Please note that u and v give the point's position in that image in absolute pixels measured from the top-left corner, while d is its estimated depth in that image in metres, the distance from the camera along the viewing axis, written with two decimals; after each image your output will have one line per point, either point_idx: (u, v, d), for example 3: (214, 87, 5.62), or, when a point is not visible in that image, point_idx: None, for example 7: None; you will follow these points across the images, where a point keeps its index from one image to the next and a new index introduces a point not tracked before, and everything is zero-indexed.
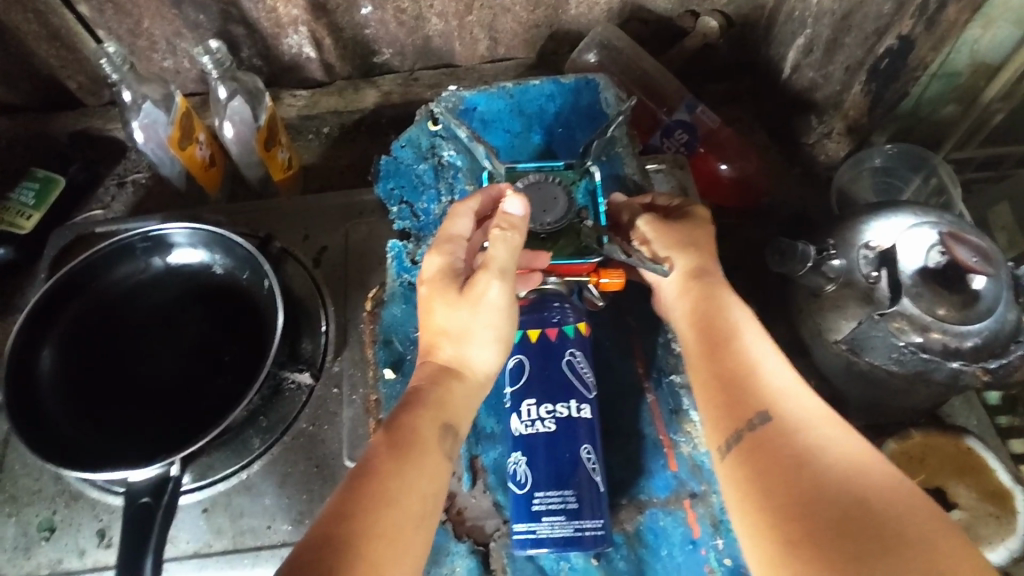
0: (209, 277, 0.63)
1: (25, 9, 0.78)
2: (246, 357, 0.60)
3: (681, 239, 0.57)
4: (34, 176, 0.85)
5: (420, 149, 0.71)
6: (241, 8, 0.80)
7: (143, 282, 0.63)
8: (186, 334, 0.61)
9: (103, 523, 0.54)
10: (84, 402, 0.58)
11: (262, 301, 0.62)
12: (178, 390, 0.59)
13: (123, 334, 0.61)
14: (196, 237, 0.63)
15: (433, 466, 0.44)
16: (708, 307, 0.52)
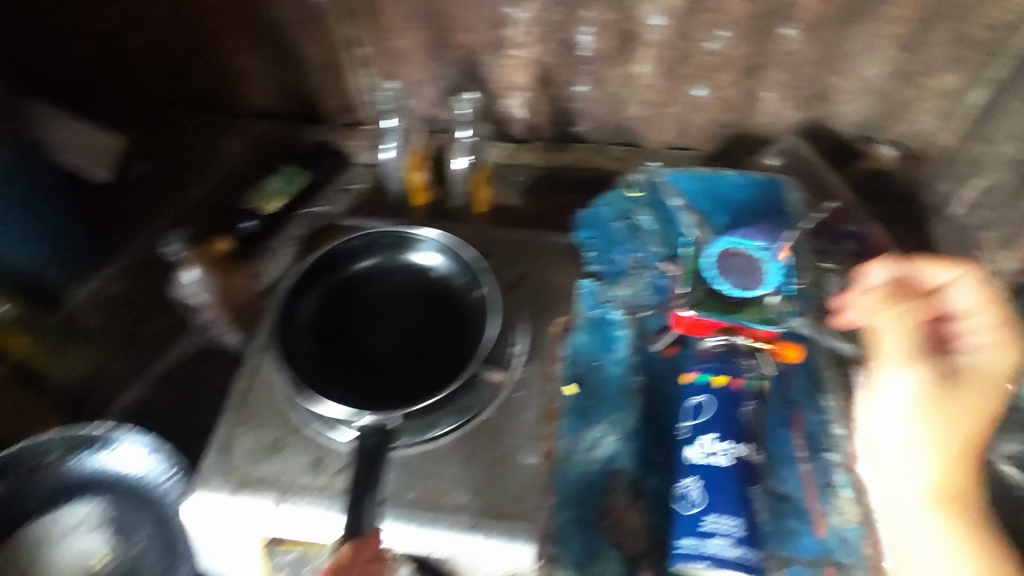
0: (430, 276, 0.76)
1: (319, 44, 0.99)
2: (454, 345, 0.71)
3: (964, 396, 0.57)
4: (286, 171, 1.05)
5: (618, 209, 0.81)
6: (481, 69, 0.98)
7: (376, 269, 0.76)
8: (404, 318, 0.73)
9: (319, 453, 0.66)
10: (321, 351, 0.70)
11: (470, 302, 0.73)
12: (391, 362, 0.70)
13: (358, 306, 0.74)
14: (430, 242, 0.76)
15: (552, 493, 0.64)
16: (955, 479, 0.55)
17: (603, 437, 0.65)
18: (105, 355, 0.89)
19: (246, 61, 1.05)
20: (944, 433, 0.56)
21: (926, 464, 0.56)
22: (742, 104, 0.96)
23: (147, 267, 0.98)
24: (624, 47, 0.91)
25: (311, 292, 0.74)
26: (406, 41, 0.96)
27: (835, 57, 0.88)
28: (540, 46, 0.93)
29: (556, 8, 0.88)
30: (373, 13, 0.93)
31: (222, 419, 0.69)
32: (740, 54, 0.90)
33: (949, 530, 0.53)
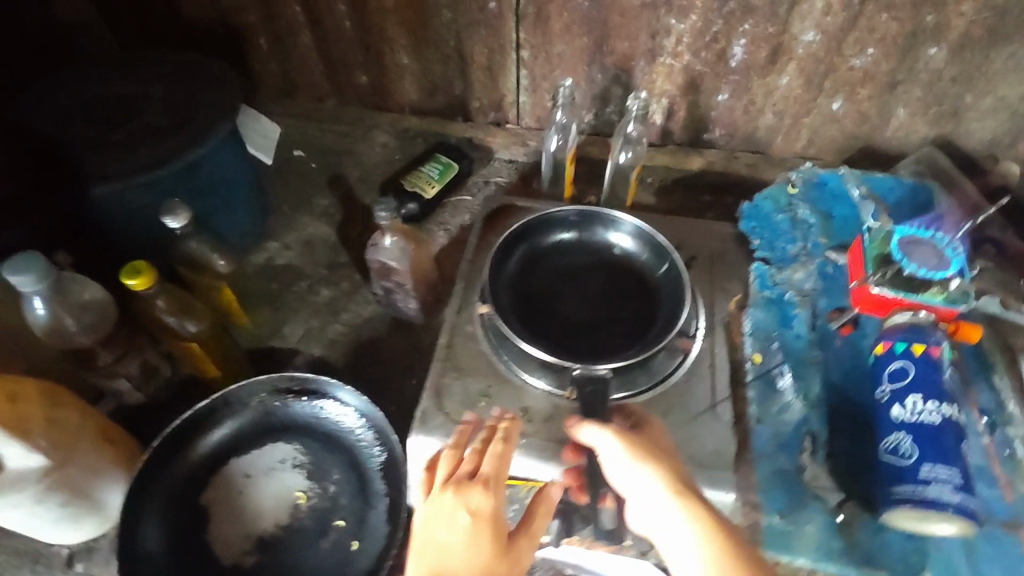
0: (613, 254, 0.83)
1: (484, 46, 1.08)
2: (641, 315, 0.78)
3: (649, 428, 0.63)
4: (439, 159, 1.12)
5: (779, 204, 0.88)
6: (631, 75, 1.07)
7: (563, 246, 0.84)
8: (594, 289, 0.81)
9: (525, 403, 0.72)
10: (524, 313, 0.78)
11: (655, 279, 0.81)
12: (589, 326, 0.77)
13: (548, 274, 0.82)
14: (613, 222, 0.84)
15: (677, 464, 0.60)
16: (683, 475, 0.59)
17: (792, 402, 0.70)
18: (285, 315, 0.97)
19: (406, 61, 1.14)
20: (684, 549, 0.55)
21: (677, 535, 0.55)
22: (876, 118, 1.03)
23: (315, 241, 1.06)
24: (774, 59, 0.99)
25: (513, 258, 0.82)
26: (567, 47, 1.05)
27: (975, 76, 0.95)
28: (693, 55, 1.01)
29: (717, 20, 0.96)
30: (543, 19, 1.02)
31: (432, 369, 0.75)
32: (884, 70, 0.97)
33: (699, 518, 0.56)
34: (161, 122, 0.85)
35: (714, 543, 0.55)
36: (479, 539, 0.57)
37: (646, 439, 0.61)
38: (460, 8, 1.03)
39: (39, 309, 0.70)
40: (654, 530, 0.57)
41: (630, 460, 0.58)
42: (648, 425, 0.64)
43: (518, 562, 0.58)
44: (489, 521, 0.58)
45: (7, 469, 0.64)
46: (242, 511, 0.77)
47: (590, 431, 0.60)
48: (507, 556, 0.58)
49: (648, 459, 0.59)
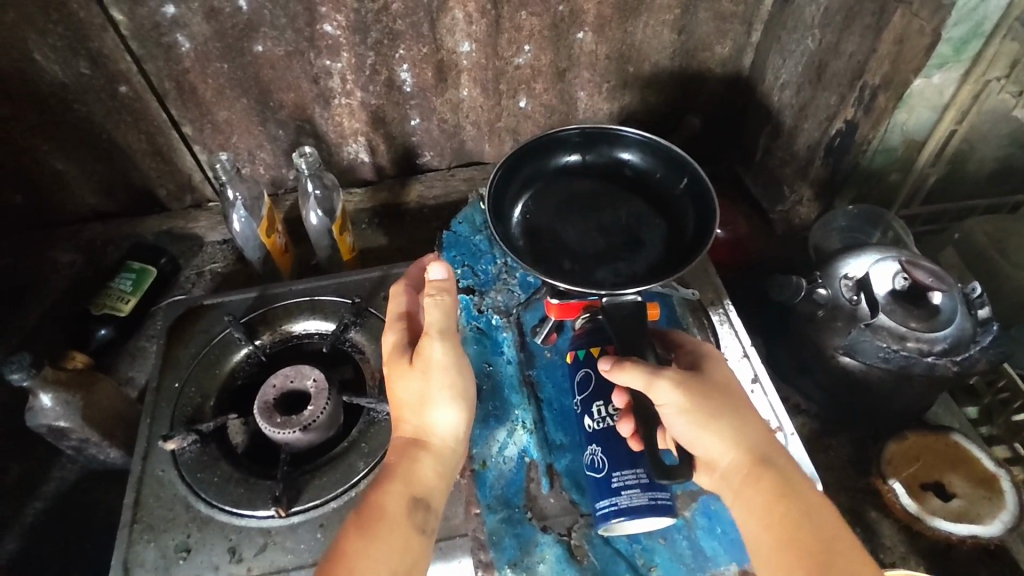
0: (622, 176, 0.73)
1: (139, 132, 0.96)
2: (665, 238, 0.68)
3: (718, 365, 0.60)
4: (130, 267, 0.97)
5: (475, 224, 0.86)
6: (314, 124, 1.00)
7: (571, 170, 0.74)
8: (621, 215, 0.70)
9: (234, 540, 0.63)
10: (533, 254, 0.66)
11: (673, 196, 0.71)
12: (602, 258, 0.67)
13: (609, 220, 0.70)
14: (636, 145, 0.73)
15: (400, 536, 0.55)
16: (751, 437, 0.56)
17: (512, 434, 0.68)
18: None
19: (61, 166, 0.99)
20: (742, 473, 0.55)
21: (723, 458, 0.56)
22: (563, 106, 1.06)
23: None
24: (443, 76, 0.97)
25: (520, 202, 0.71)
26: (232, 113, 0.96)
27: (628, 50, 0.99)
28: (364, 90, 0.96)
29: (368, 52, 0.91)
30: (188, 91, 0.92)
31: (119, 539, 0.64)
32: (548, 62, 0.98)
33: (765, 489, 0.54)
34: None
35: (780, 514, 0.53)
36: (390, 377, 0.62)
37: (710, 388, 0.57)
38: (88, 99, 0.90)
39: None
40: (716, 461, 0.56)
41: (694, 418, 0.56)
42: (711, 362, 0.60)
43: (429, 360, 0.60)
44: (393, 354, 0.62)
45: None
46: None
47: (641, 378, 0.55)
48: (415, 366, 0.61)
49: (711, 416, 0.56)
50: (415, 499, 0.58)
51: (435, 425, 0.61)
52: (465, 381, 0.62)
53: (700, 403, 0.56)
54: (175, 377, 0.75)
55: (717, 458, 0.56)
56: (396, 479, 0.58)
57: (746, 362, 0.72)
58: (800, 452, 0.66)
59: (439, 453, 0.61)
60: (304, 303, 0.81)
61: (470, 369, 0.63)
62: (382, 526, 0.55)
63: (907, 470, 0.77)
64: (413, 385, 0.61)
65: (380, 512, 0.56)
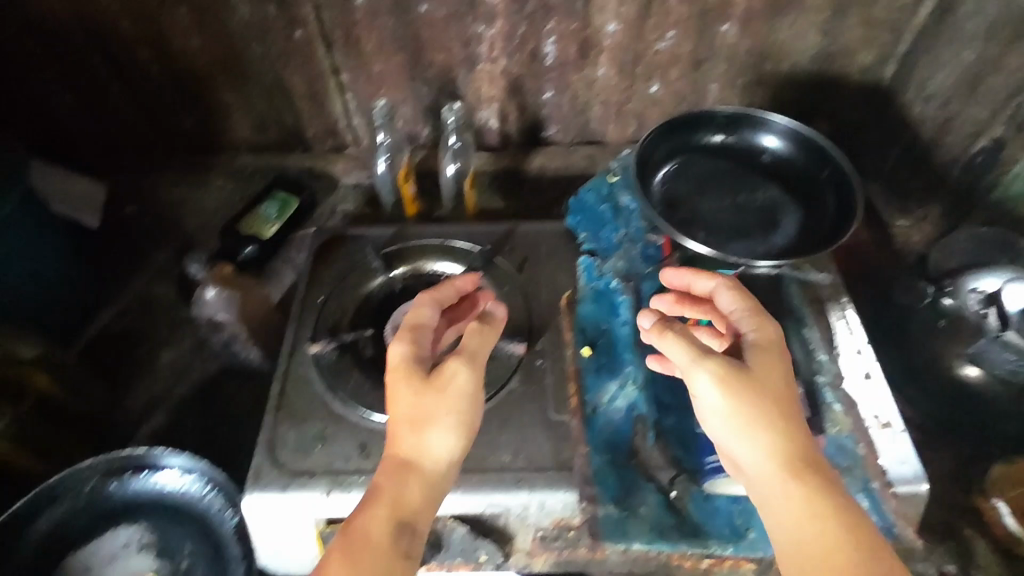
0: (760, 161, 0.76)
1: (303, 75, 1.05)
2: (800, 224, 0.71)
3: (767, 354, 0.59)
4: (275, 196, 1.09)
5: (602, 193, 0.90)
6: (456, 85, 1.07)
7: (711, 150, 0.77)
8: (757, 197, 0.73)
9: (364, 439, 0.70)
10: (671, 223, 0.70)
11: (810, 186, 0.74)
12: (736, 236, 0.70)
13: (745, 201, 0.73)
14: (778, 134, 0.76)
15: (386, 561, 0.54)
16: (796, 439, 0.57)
17: (622, 388, 0.72)
18: (121, 386, 0.92)
19: (229, 98, 1.10)
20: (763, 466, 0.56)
21: (750, 453, 0.57)
22: (694, 96, 1.08)
23: (155, 301, 1.01)
24: (584, 53, 1.01)
25: (662, 171, 0.75)
26: (386, 66, 1.03)
27: (770, 47, 1.00)
28: (509, 58, 1.02)
29: (521, 22, 0.97)
30: (353, 42, 1.00)
31: (266, 420, 0.72)
32: (688, 50, 1.01)
33: (800, 491, 0.55)
34: None
35: (814, 517, 0.53)
36: (396, 388, 0.61)
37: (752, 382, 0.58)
38: (266, 39, 1.00)
39: None
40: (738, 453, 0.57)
41: (733, 416, 0.57)
42: (769, 348, 0.60)
43: (450, 380, 0.61)
44: (402, 368, 0.61)
45: None
46: None
47: (682, 357, 0.59)
48: (433, 383, 0.60)
49: (749, 412, 0.56)
50: (399, 524, 0.56)
51: (432, 447, 0.59)
52: (469, 408, 0.61)
53: (738, 397, 0.57)
54: (319, 293, 0.83)
55: (743, 453, 0.57)
56: (384, 504, 0.56)
57: (860, 357, 0.73)
58: (907, 450, 0.67)
59: (432, 477, 0.59)
60: (436, 246, 0.87)
61: (478, 398, 0.61)
62: (367, 552, 0.54)
63: (1012, 491, 0.76)
64: (416, 405, 0.60)
65: (367, 536, 0.55)
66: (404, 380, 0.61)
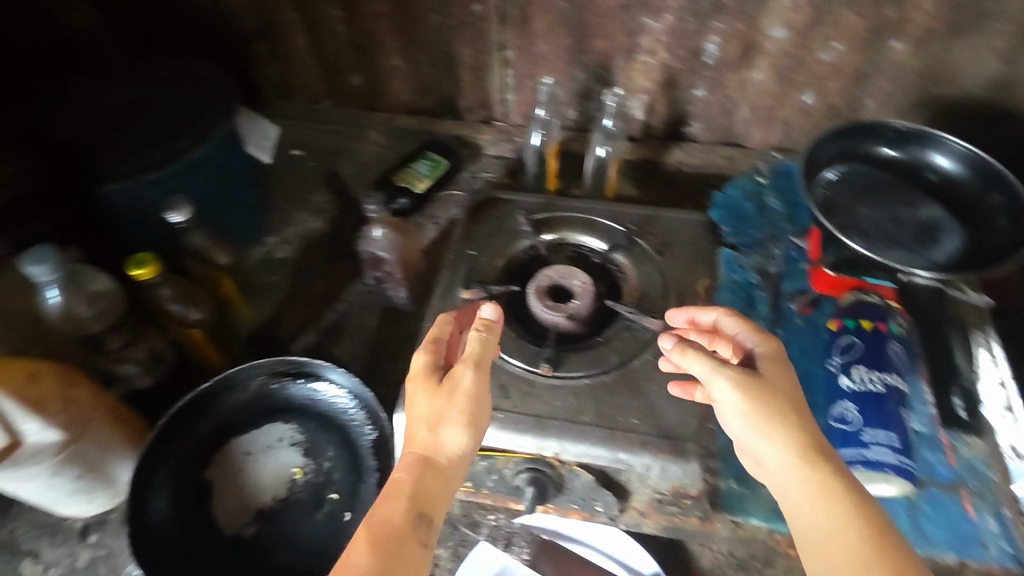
0: (925, 178, 0.77)
1: (471, 47, 1.13)
2: (960, 244, 0.72)
3: (780, 362, 0.62)
4: (429, 156, 1.17)
5: (747, 192, 0.94)
6: (611, 73, 1.11)
7: (876, 161, 0.79)
8: (917, 212, 0.75)
9: (504, 381, 0.76)
10: (831, 223, 0.73)
11: (975, 210, 0.75)
12: (894, 245, 0.72)
13: (904, 214, 0.75)
14: (951, 155, 0.76)
15: (409, 554, 0.58)
16: (814, 434, 0.58)
17: None
18: (279, 305, 1.03)
19: (399, 62, 1.20)
20: (787, 465, 0.57)
21: (774, 452, 0.58)
22: (847, 109, 1.08)
23: (313, 235, 1.12)
24: (746, 55, 1.03)
25: (831, 171, 0.78)
26: (550, 47, 1.10)
27: (940, 69, 0.98)
28: (669, 52, 1.05)
29: (690, 19, 1.00)
30: (525, 20, 1.07)
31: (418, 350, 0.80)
32: (852, 63, 1.01)
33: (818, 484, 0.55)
34: (164, 125, 0.88)
35: (837, 509, 0.54)
36: (414, 393, 0.66)
37: (770, 389, 0.59)
38: (446, 11, 1.08)
39: (53, 299, 0.75)
40: (763, 455, 0.59)
41: (753, 420, 0.58)
42: (780, 359, 0.62)
43: (457, 383, 0.65)
44: (421, 375, 0.66)
45: (24, 442, 0.68)
46: (243, 486, 0.83)
47: (701, 369, 0.61)
48: (444, 386, 0.65)
49: (770, 418, 0.58)
50: (419, 515, 0.60)
51: (448, 444, 0.63)
52: (479, 410, 0.65)
53: (759, 405, 0.59)
54: (471, 246, 0.91)
55: (768, 453, 0.58)
56: (405, 496, 0.60)
57: (1003, 389, 0.72)
58: None
59: (446, 473, 0.63)
60: (580, 219, 0.93)
61: (486, 400, 0.66)
62: (393, 542, 0.58)
63: None
64: (433, 410, 0.64)
65: (389, 526, 0.59)
66: (419, 382, 0.66)
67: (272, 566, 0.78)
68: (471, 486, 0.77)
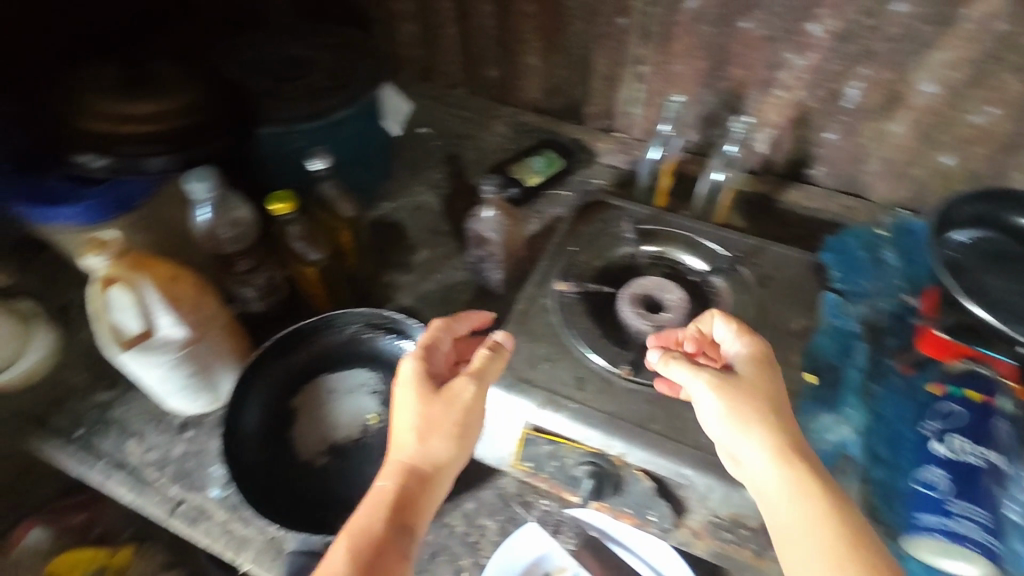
0: None
1: (607, 57, 1.17)
2: None
3: (761, 370, 0.69)
4: (546, 153, 1.23)
5: (865, 242, 0.91)
6: (742, 102, 1.11)
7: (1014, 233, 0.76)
8: None
9: (581, 374, 0.79)
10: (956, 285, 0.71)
11: None
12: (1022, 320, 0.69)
13: None
14: None
15: (395, 560, 0.64)
16: (788, 433, 0.65)
17: (839, 425, 0.73)
18: (383, 265, 1.10)
19: (535, 62, 1.25)
20: (763, 464, 0.63)
21: (755, 455, 0.64)
22: (992, 178, 1.02)
23: (424, 208, 1.19)
24: (889, 105, 1.00)
25: (963, 234, 0.76)
26: (685, 68, 1.11)
27: None
28: (807, 90, 1.04)
29: (836, 60, 0.99)
30: (667, 39, 1.09)
31: (507, 327, 0.83)
32: (1005, 130, 0.96)
33: (795, 479, 0.62)
34: (321, 84, 0.98)
35: (812, 505, 0.61)
36: (408, 398, 0.72)
37: (754, 396, 0.67)
38: (591, 20, 1.13)
39: (203, 216, 0.83)
40: (742, 457, 0.64)
41: (732, 419, 0.65)
42: (762, 361, 0.69)
43: (453, 397, 0.71)
44: (413, 383, 0.73)
45: (157, 334, 0.77)
46: (322, 419, 0.89)
47: (685, 374, 0.69)
48: (440, 397, 0.71)
49: (753, 420, 0.65)
50: (401, 526, 0.66)
51: (436, 451, 0.69)
52: (468, 424, 0.71)
53: (737, 409, 0.66)
54: (572, 243, 0.93)
55: (750, 452, 0.64)
56: (387, 505, 0.66)
57: None
58: None
59: (431, 479, 0.69)
60: (684, 238, 0.93)
61: (476, 414, 0.71)
62: (372, 551, 0.63)
63: None
64: (426, 417, 0.70)
65: (371, 534, 0.64)
66: (417, 386, 0.72)
67: (334, 496, 0.83)
68: (531, 468, 0.77)
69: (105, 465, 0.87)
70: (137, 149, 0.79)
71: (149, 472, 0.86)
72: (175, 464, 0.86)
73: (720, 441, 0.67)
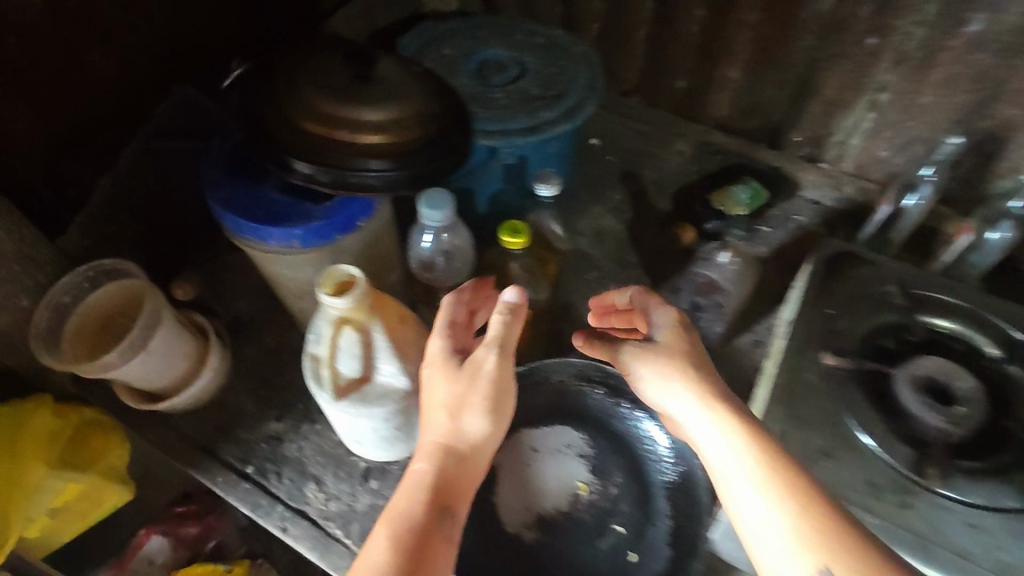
0: None
1: (837, 80, 1.01)
2: None
3: (687, 335, 0.67)
4: (749, 182, 1.04)
5: None
6: (1002, 146, 0.95)
7: None
8: None
9: (874, 478, 0.67)
10: None
11: None
12: None
13: None
14: None
15: (441, 556, 0.57)
16: (709, 382, 0.63)
17: None
18: (568, 297, 0.98)
19: (738, 77, 1.10)
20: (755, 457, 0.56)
21: (742, 449, 0.57)
22: None
23: (607, 233, 1.06)
24: None
25: None
26: (938, 101, 0.95)
27: None
28: None
29: None
30: (925, 66, 0.93)
31: (769, 407, 0.72)
32: None
33: (749, 449, 0.57)
34: (533, 91, 0.87)
35: (790, 493, 0.53)
36: (424, 379, 0.66)
37: (665, 349, 0.66)
38: (829, 37, 0.97)
39: (427, 241, 0.72)
40: (724, 457, 0.58)
41: (704, 406, 0.62)
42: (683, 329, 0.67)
43: (478, 366, 0.65)
44: (439, 359, 0.65)
45: (374, 381, 0.66)
46: (530, 486, 0.78)
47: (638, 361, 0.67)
48: (464, 370, 0.65)
49: (691, 387, 0.63)
50: (443, 510, 0.59)
51: (471, 429, 0.64)
52: (504, 397, 0.66)
53: (699, 389, 0.63)
54: (827, 304, 0.80)
55: (723, 432, 0.59)
56: (428, 487, 0.60)
57: None
58: None
59: (471, 458, 0.64)
60: (967, 310, 0.78)
61: (507, 385, 0.66)
62: (416, 536, 0.57)
63: None
64: (454, 397, 0.64)
65: (410, 519, 0.58)
66: (435, 360, 0.66)
67: None
68: None
69: (283, 512, 0.77)
70: (348, 154, 0.65)
71: (333, 528, 0.76)
72: (360, 521, 0.76)
73: (700, 442, 0.61)
